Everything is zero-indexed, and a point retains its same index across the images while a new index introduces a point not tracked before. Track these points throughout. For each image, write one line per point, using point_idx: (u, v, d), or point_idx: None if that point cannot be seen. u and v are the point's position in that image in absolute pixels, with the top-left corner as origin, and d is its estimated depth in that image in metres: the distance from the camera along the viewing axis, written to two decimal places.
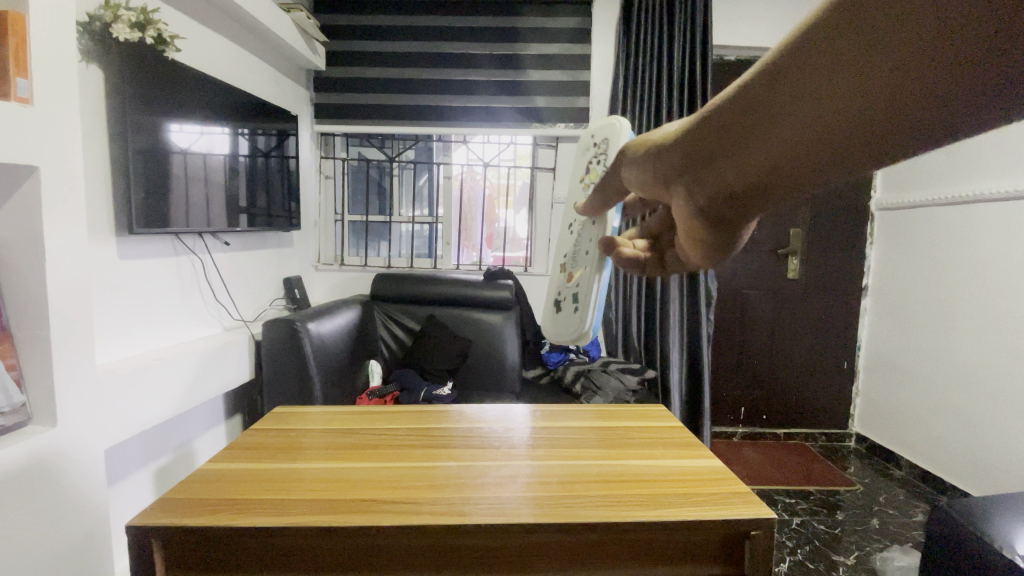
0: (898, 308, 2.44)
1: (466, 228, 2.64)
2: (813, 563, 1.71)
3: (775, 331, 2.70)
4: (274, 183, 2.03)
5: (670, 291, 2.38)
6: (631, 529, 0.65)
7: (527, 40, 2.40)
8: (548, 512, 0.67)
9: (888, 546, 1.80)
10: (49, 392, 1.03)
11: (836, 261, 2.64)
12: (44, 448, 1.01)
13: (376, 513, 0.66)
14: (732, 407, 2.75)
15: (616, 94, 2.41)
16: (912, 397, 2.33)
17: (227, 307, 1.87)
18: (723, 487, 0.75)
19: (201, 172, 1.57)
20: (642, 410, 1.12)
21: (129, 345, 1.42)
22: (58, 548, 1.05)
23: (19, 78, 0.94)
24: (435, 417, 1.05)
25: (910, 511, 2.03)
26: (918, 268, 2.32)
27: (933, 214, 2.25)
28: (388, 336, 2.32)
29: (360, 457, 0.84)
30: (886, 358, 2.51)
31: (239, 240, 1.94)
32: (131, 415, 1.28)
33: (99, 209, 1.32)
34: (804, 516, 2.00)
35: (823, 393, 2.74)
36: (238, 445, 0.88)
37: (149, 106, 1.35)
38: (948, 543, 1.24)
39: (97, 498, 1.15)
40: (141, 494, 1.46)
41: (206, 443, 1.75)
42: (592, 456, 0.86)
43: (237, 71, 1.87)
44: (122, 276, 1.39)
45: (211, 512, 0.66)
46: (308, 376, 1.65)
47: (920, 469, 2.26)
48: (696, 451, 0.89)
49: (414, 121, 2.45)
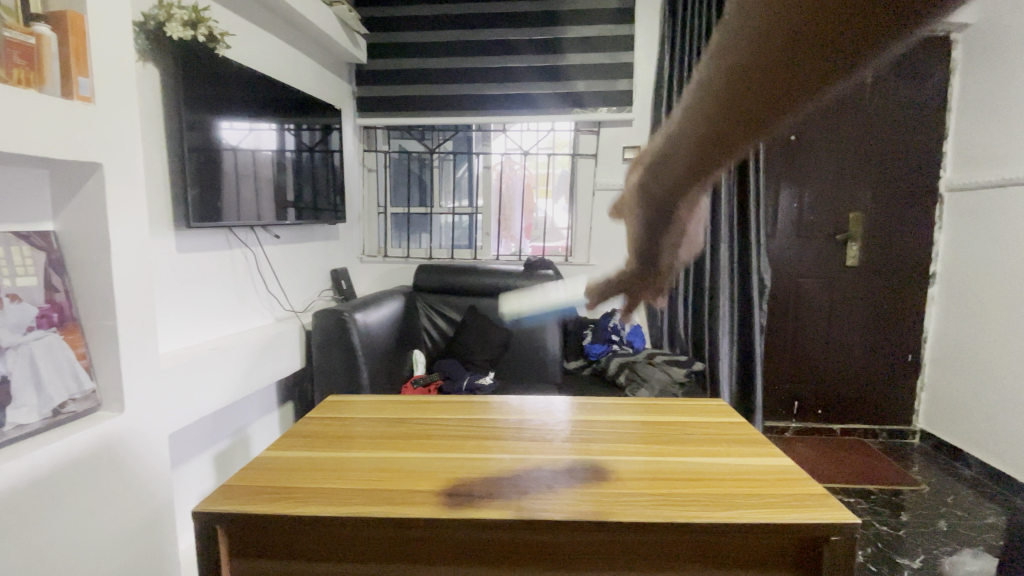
0: (968, 297, 2.26)
1: (505, 219, 2.62)
2: (875, 566, 1.62)
3: (831, 322, 2.55)
4: (320, 177, 2.06)
5: (718, 280, 2.28)
6: (697, 530, 0.62)
7: (567, 23, 2.34)
8: (608, 509, 0.65)
9: (956, 549, 1.68)
10: (118, 381, 1.08)
11: (900, 247, 2.46)
12: (112, 433, 1.06)
13: (431, 505, 0.65)
14: (785, 401, 2.63)
15: (661, 76, 2.31)
16: (984, 392, 2.16)
17: (278, 298, 1.92)
18: (796, 488, 0.70)
19: (251, 168, 1.61)
20: (696, 404, 1.07)
21: (187, 335, 1.47)
22: (127, 528, 1.10)
23: (80, 77, 0.99)
24: (483, 408, 1.04)
25: (981, 514, 1.89)
26: (991, 253, 2.14)
27: (1009, 193, 2.05)
28: (431, 326, 2.33)
29: (411, 447, 0.84)
30: (955, 350, 2.33)
31: (289, 233, 1.99)
32: (192, 404, 1.34)
33: (159, 204, 1.37)
34: (864, 516, 1.89)
35: (885, 388, 2.57)
36: (293, 433, 0.89)
37: (203, 104, 1.40)
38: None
39: (162, 480, 1.20)
40: (202, 477, 1.53)
41: (260, 429, 1.82)
42: (648, 452, 0.82)
43: (283, 65, 1.90)
44: (180, 268, 1.44)
45: (269, 499, 0.67)
46: (356, 365, 1.68)
47: (990, 468, 2.10)
48: (761, 448, 0.84)
49: (452, 111, 2.43)
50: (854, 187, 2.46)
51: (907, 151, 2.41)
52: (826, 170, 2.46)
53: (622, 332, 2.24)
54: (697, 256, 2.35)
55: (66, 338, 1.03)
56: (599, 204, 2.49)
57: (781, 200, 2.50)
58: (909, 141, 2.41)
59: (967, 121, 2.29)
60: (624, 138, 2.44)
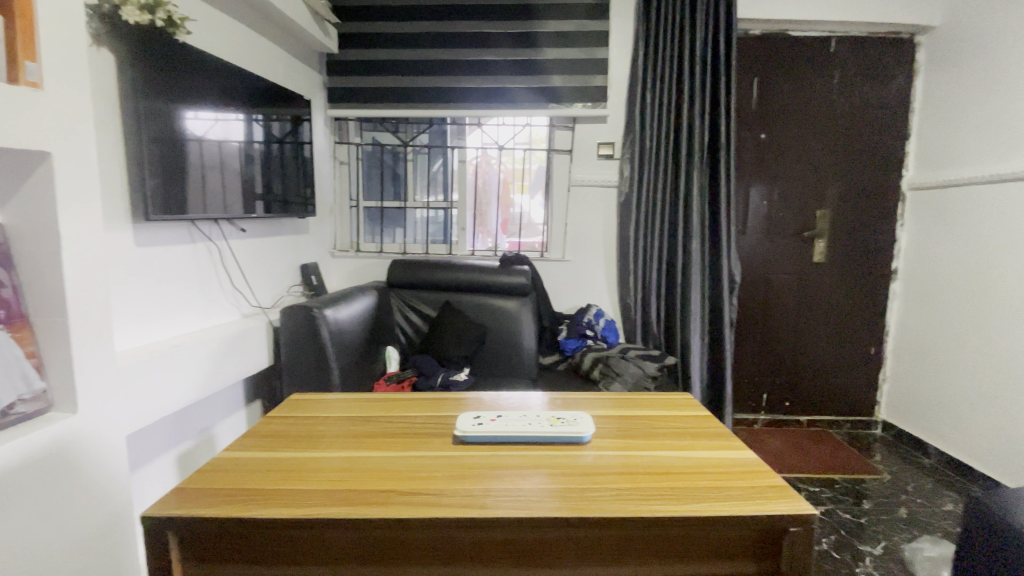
0: (929, 293, 2.35)
1: (481, 214, 2.61)
2: (838, 553, 1.68)
3: (799, 316, 2.62)
4: (289, 169, 2.01)
5: (691, 276, 2.32)
6: (661, 524, 0.63)
7: (543, 18, 2.32)
8: (573, 505, 0.65)
9: (915, 536, 1.75)
10: (71, 381, 1.03)
11: (864, 243, 2.54)
12: (66, 435, 1.02)
13: (395, 505, 0.64)
14: (754, 394, 2.69)
15: (636, 72, 2.32)
16: (943, 384, 2.24)
17: (245, 294, 1.87)
18: (758, 480, 0.72)
19: (216, 159, 1.56)
20: (665, 398, 1.08)
21: (146, 333, 1.42)
22: (82, 534, 1.06)
23: (28, 62, 0.93)
24: (453, 404, 1.03)
25: (938, 501, 1.97)
26: (951, 250, 2.22)
27: (969, 192, 2.13)
28: (405, 323, 2.30)
29: (379, 447, 0.82)
30: (915, 344, 2.42)
31: (256, 227, 1.93)
32: (152, 404, 1.29)
33: (115, 196, 1.31)
34: (828, 505, 1.95)
35: (849, 380, 2.65)
36: (256, 433, 0.87)
37: (163, 93, 1.34)
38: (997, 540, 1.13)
39: (120, 483, 1.15)
40: (164, 479, 1.48)
41: (226, 428, 1.77)
42: (616, 447, 0.83)
43: (249, 54, 1.84)
44: (138, 262, 1.39)
45: (226, 501, 0.65)
46: (326, 362, 1.64)
47: (949, 458, 2.19)
48: (726, 440, 0.85)
49: (427, 104, 2.40)
50: (821, 185, 2.52)
51: (871, 150, 2.49)
52: (795, 168, 2.52)
53: (597, 327, 2.26)
54: (670, 253, 2.39)
55: (13, 336, 0.97)
56: (575, 200, 2.50)
57: (751, 197, 2.55)
58: (874, 140, 2.48)
59: (929, 122, 2.38)
60: (599, 133, 2.45)
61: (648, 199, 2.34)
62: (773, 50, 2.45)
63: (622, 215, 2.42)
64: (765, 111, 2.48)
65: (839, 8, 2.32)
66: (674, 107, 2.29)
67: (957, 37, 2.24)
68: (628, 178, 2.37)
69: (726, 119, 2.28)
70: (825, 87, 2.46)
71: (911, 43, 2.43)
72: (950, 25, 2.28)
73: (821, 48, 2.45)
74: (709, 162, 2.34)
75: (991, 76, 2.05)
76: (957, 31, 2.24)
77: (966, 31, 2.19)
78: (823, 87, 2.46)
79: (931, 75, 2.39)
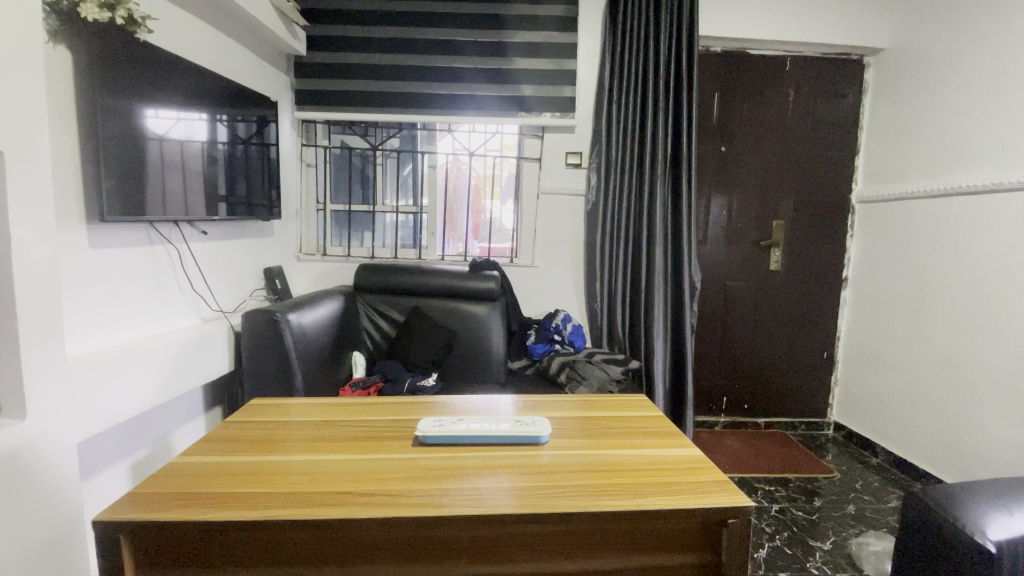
0: (876, 300, 2.49)
1: (451, 219, 2.62)
2: (790, 548, 1.76)
3: (757, 322, 2.72)
4: (254, 171, 1.98)
5: (654, 282, 2.40)
6: (608, 518, 0.67)
7: (513, 27, 2.37)
8: (529, 502, 0.68)
9: (863, 531, 1.84)
10: (17, 389, 1.00)
11: (817, 252, 2.67)
12: (16, 442, 0.98)
13: (354, 505, 0.66)
14: (714, 397, 2.77)
15: (603, 84, 2.39)
16: (890, 387, 2.38)
17: (205, 297, 1.83)
18: (703, 475, 0.77)
19: (178, 159, 1.53)
20: (622, 399, 1.12)
21: (99, 338, 1.38)
22: (33, 546, 1.03)
23: None
24: (417, 407, 1.05)
25: (884, 498, 2.08)
26: (897, 260, 2.36)
27: (912, 206, 2.28)
28: (372, 327, 2.29)
29: (340, 449, 0.83)
30: (864, 348, 2.55)
31: (218, 229, 1.89)
32: (108, 410, 1.26)
33: (70, 197, 1.27)
34: (782, 503, 2.04)
35: (804, 382, 2.77)
36: (215, 438, 0.86)
37: (122, 91, 1.31)
38: (927, 538, 1.22)
39: (71, 493, 1.12)
40: (117, 487, 1.44)
41: (183, 434, 1.72)
42: (575, 447, 0.86)
43: (213, 52, 1.81)
44: (92, 265, 1.35)
45: (182, 505, 0.65)
46: (289, 366, 1.63)
47: (896, 456, 2.32)
48: (676, 439, 0.90)
49: (397, 109, 2.40)
50: (778, 196, 2.64)
51: (824, 164, 2.62)
52: (753, 179, 2.62)
53: (563, 332, 2.31)
54: (635, 260, 2.46)
55: None
56: (543, 206, 2.54)
57: (712, 207, 2.64)
58: (825, 155, 2.62)
59: (877, 139, 2.53)
60: (567, 143, 2.50)
61: (613, 207, 2.42)
62: (734, 67, 2.56)
63: (589, 223, 2.48)
64: (725, 124, 2.58)
65: (794, 31, 2.44)
66: (638, 119, 2.37)
67: (902, 61, 2.39)
68: (595, 187, 2.43)
69: (688, 131, 2.37)
70: (780, 104, 2.59)
71: (860, 64, 2.58)
72: (896, 49, 2.43)
73: (778, 67, 2.57)
74: (671, 173, 2.43)
75: (937, 97, 2.18)
76: (904, 55, 2.38)
77: (911, 55, 2.34)
78: (780, 104, 2.59)
79: (878, 96, 2.54)
